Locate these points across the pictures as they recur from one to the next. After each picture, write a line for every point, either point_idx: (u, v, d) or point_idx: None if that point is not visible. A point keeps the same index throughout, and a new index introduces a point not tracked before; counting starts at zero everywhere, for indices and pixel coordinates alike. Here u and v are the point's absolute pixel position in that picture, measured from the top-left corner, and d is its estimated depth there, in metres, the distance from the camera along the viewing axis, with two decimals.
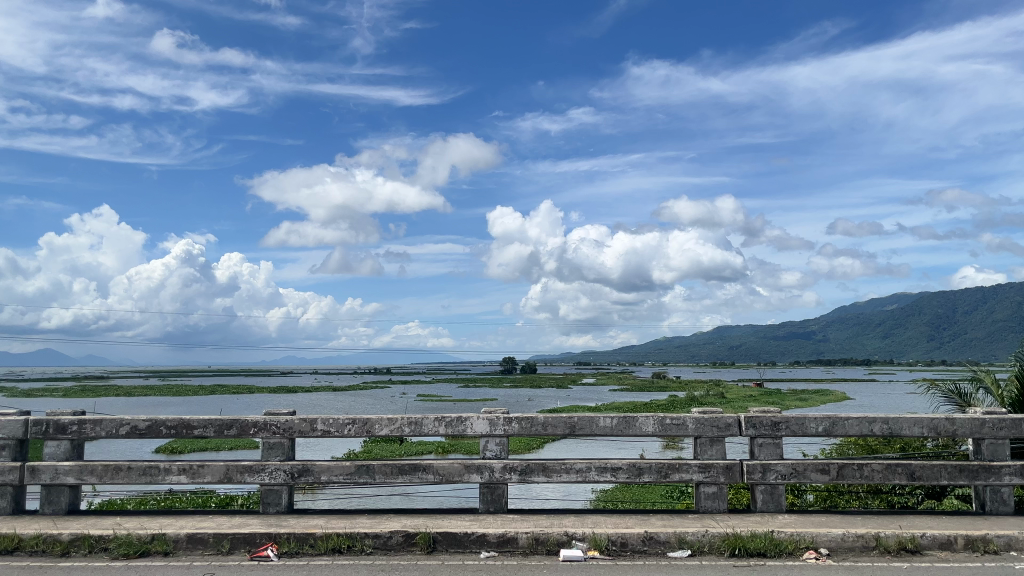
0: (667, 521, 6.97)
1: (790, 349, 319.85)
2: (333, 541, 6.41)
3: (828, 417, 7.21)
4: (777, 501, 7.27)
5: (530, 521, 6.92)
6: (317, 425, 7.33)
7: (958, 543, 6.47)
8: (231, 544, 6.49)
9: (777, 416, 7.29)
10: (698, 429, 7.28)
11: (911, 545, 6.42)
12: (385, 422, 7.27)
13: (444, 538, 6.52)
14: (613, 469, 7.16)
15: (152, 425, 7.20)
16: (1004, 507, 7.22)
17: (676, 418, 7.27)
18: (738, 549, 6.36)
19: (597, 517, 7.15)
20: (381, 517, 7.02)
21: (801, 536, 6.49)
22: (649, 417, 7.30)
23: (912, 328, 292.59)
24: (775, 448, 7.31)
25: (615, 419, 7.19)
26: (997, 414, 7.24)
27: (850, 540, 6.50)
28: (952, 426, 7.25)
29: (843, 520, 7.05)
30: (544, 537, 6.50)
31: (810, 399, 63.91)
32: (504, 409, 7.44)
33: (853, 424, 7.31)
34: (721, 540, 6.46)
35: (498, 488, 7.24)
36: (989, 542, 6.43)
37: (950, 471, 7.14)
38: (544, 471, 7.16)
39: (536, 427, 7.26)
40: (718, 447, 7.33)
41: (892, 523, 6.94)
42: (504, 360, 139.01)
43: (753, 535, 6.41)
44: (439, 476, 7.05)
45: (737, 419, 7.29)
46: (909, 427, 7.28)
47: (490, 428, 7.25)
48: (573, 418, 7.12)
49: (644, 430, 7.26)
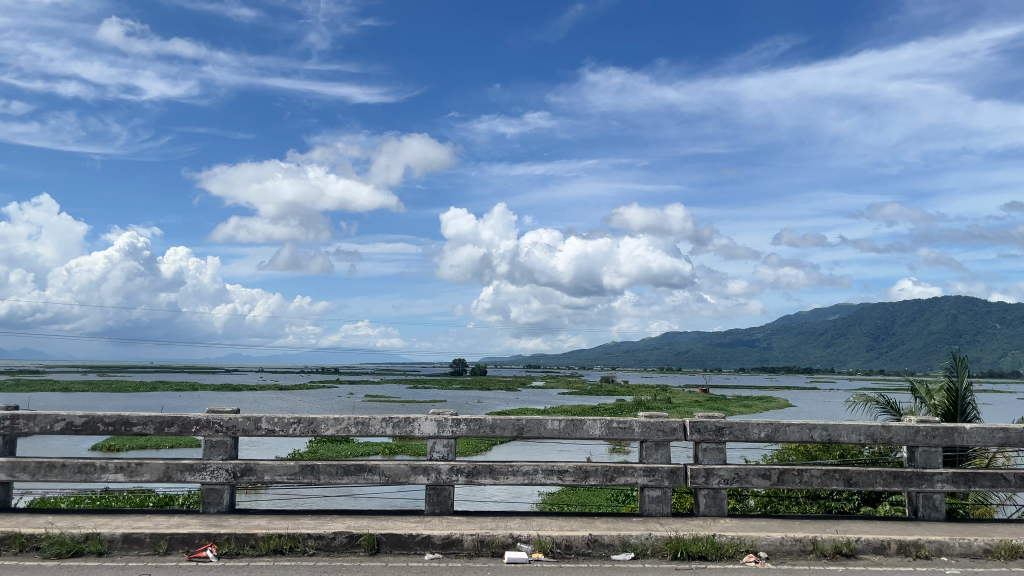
0: (611, 524, 7.04)
1: (735, 357, 324.70)
2: (275, 542, 6.32)
3: (769, 422, 7.37)
4: (719, 505, 7.40)
5: (476, 524, 6.93)
6: (263, 424, 7.21)
7: (891, 547, 6.66)
8: (168, 544, 6.34)
9: (721, 421, 7.43)
10: (644, 433, 7.37)
11: (846, 549, 6.60)
12: (331, 421, 7.19)
13: (389, 540, 6.48)
14: (560, 472, 7.20)
15: (88, 422, 6.99)
16: (936, 514, 7.46)
17: (622, 422, 7.36)
18: (680, 552, 6.46)
19: (544, 519, 7.19)
20: (325, 518, 6.95)
21: (741, 540, 6.60)
22: (596, 420, 7.35)
23: (853, 338, 299.82)
24: (718, 452, 7.44)
25: (562, 421, 7.25)
26: (930, 422, 7.49)
27: (788, 544, 6.64)
28: (888, 433, 7.45)
29: (782, 525, 7.22)
30: (489, 538, 6.51)
31: (753, 406, 65.09)
32: (452, 411, 7.45)
33: (794, 430, 7.46)
34: (664, 543, 6.55)
35: (444, 490, 7.23)
36: (920, 546, 6.65)
37: (884, 477, 7.36)
38: (491, 472, 7.15)
39: (483, 428, 7.28)
40: (663, 450, 7.43)
41: (828, 527, 7.13)
42: (455, 361, 138.23)
43: (695, 539, 6.51)
44: (385, 476, 7.03)
45: (681, 423, 7.42)
46: (848, 433, 7.46)
47: (438, 429, 7.22)
48: (521, 420, 7.16)
49: (590, 433, 7.31)
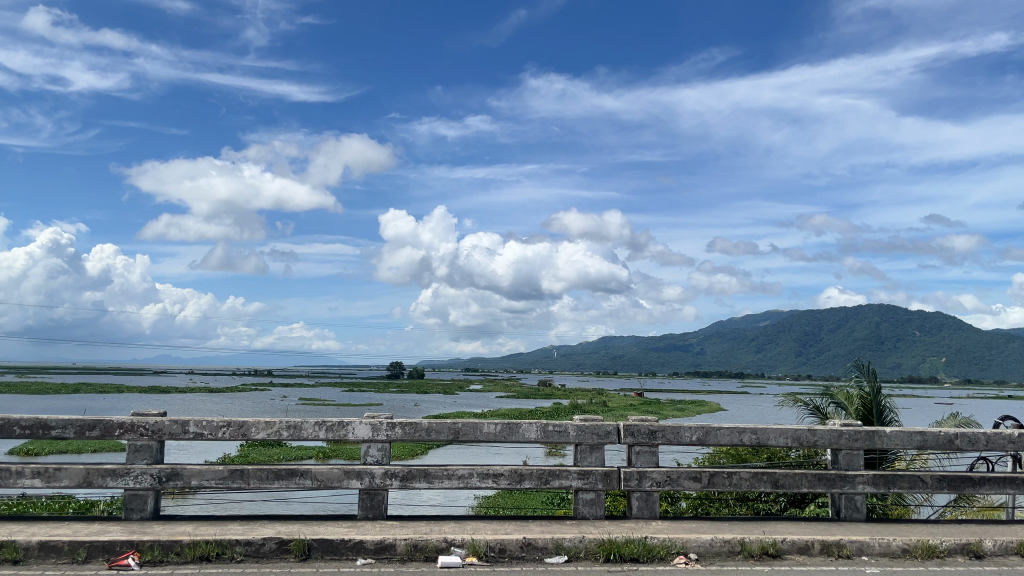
0: (545, 527, 7.08)
1: (669, 361, 330.44)
2: (201, 548, 6.16)
3: (701, 426, 7.49)
4: (651, 508, 7.51)
5: (409, 528, 6.88)
6: (190, 427, 7.02)
7: (815, 547, 6.87)
8: (87, 552, 6.12)
9: (654, 425, 7.54)
10: (579, 437, 7.42)
11: (772, 549, 6.78)
12: (262, 425, 7.02)
13: (320, 545, 6.38)
14: (496, 476, 7.21)
15: (4, 425, 6.71)
16: (857, 514, 7.72)
17: (558, 425, 7.39)
18: (613, 555, 6.54)
19: (478, 523, 7.18)
20: (254, 523, 6.81)
21: (673, 541, 6.72)
22: (532, 423, 7.38)
23: (782, 344, 308.42)
24: (650, 456, 7.54)
25: (498, 424, 7.26)
26: (853, 426, 7.73)
27: (717, 546, 6.78)
28: (814, 437, 7.68)
29: (711, 526, 7.38)
30: (423, 543, 6.46)
31: (686, 409, 66.35)
32: (387, 414, 7.37)
33: (724, 434, 7.61)
34: (597, 546, 6.62)
35: (378, 495, 7.17)
36: (842, 546, 6.88)
37: (810, 480, 7.58)
38: (427, 476, 7.11)
39: (418, 432, 7.24)
40: (597, 454, 7.50)
41: (755, 528, 7.32)
42: (392, 364, 137.24)
43: (628, 541, 6.60)
44: (317, 481, 6.93)
45: (616, 426, 7.51)
46: (775, 437, 7.66)
47: (372, 433, 7.15)
48: (457, 424, 7.14)
49: (526, 436, 7.34)
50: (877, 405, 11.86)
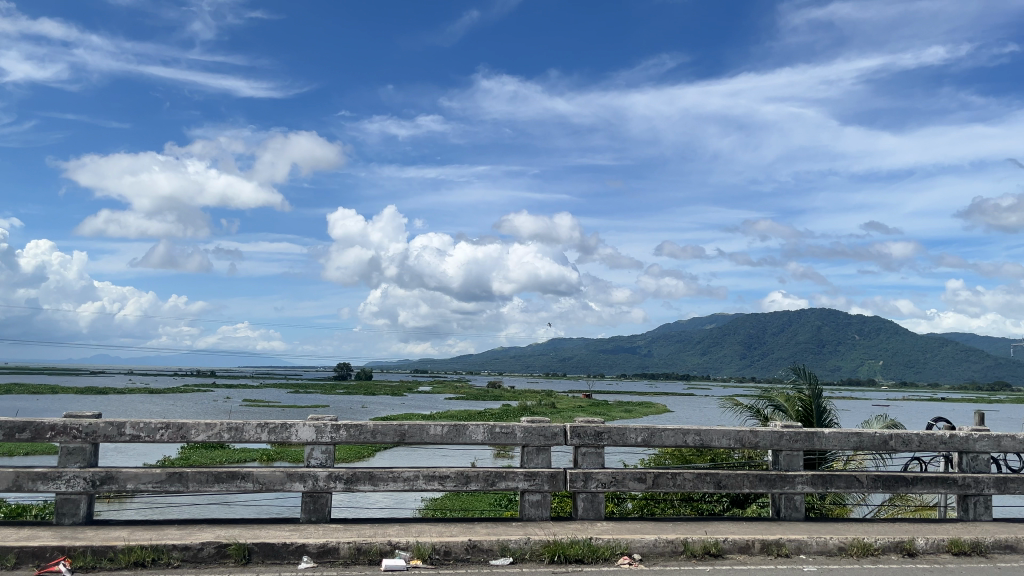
0: (490, 529, 7.08)
1: (618, 363, 333.49)
2: (136, 554, 6.00)
3: (646, 427, 7.55)
4: (596, 509, 7.56)
5: (352, 531, 6.80)
6: (125, 429, 6.81)
7: (755, 546, 7.00)
8: (16, 558, 5.91)
9: (600, 426, 7.59)
10: (526, 438, 7.43)
11: (714, 549, 6.88)
12: (202, 427, 6.87)
13: (260, 549, 6.27)
14: (441, 478, 7.16)
15: None
16: (796, 514, 7.88)
17: (505, 426, 7.39)
18: (558, 556, 6.56)
19: (423, 525, 7.14)
20: (192, 528, 6.65)
21: (618, 542, 6.77)
22: (479, 424, 7.36)
23: (728, 346, 313.99)
24: (597, 457, 7.59)
25: (445, 427, 7.22)
26: (793, 427, 7.89)
27: (660, 546, 6.85)
28: (755, 438, 7.82)
29: (655, 526, 7.45)
30: (366, 546, 6.39)
31: (634, 411, 66.87)
32: (332, 416, 7.29)
33: (669, 436, 7.70)
34: (542, 547, 6.64)
35: (321, 497, 7.07)
36: (781, 545, 7.02)
37: (751, 480, 7.72)
38: (371, 479, 7.04)
39: (363, 434, 7.16)
40: (544, 455, 7.53)
41: (698, 528, 7.43)
42: (339, 365, 135.69)
43: (572, 542, 6.63)
44: (259, 484, 6.80)
45: (563, 428, 7.54)
46: (718, 438, 7.78)
47: (316, 435, 7.05)
48: (404, 426, 7.09)
49: (473, 438, 7.31)
50: (817, 406, 12.16)
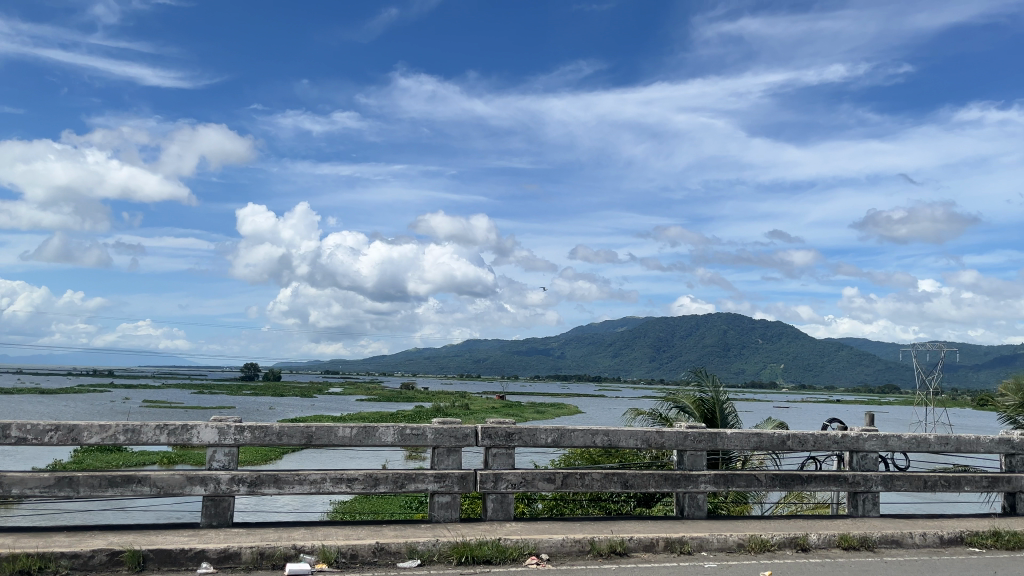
0: (399, 531, 7.02)
1: (531, 364, 335.94)
2: (22, 563, 5.68)
3: (556, 428, 7.63)
4: (505, 509, 7.60)
5: (255, 536, 6.63)
6: (13, 432, 6.46)
7: (659, 544, 7.17)
8: None
9: (511, 427, 7.63)
10: (437, 439, 7.40)
11: (620, 548, 7.01)
12: (95, 429, 6.57)
13: (156, 556, 6.04)
14: (350, 480, 7.05)
15: None
16: (698, 512, 8.12)
17: (415, 428, 7.35)
18: (465, 557, 6.56)
19: (330, 529, 7.02)
20: (83, 534, 6.35)
21: (525, 543, 6.82)
22: (389, 426, 7.27)
23: (638, 348, 320.76)
24: (507, 458, 7.63)
25: (354, 428, 7.10)
26: (697, 428, 8.12)
27: (568, 545, 6.93)
28: (661, 438, 8.02)
29: (563, 526, 7.54)
30: (270, 551, 6.25)
31: (546, 412, 67.56)
32: (236, 418, 7.09)
33: (577, 436, 7.81)
34: (449, 548, 6.62)
35: (223, 501, 6.87)
36: (684, 543, 7.21)
37: (657, 479, 7.91)
38: (277, 482, 6.89)
39: (269, 436, 6.98)
40: (454, 457, 7.51)
41: (605, 528, 7.55)
42: (246, 365, 132.00)
43: (481, 543, 6.64)
44: (157, 488, 6.54)
45: (474, 429, 7.54)
46: (626, 439, 7.92)
47: (219, 437, 6.85)
48: (310, 427, 6.94)
49: (383, 440, 7.21)
50: (719, 406, 12.57)
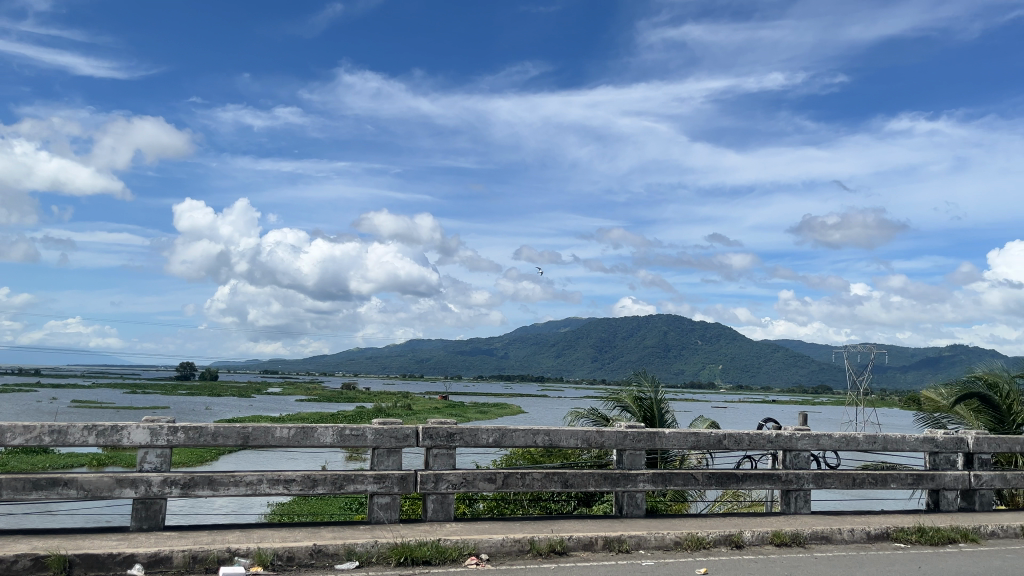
0: (337, 533, 6.93)
1: (474, 364, 335.46)
2: None
3: (497, 428, 7.64)
4: (445, 510, 7.57)
5: (188, 539, 6.47)
6: None
7: (598, 543, 7.24)
8: None
9: (452, 427, 7.61)
10: (376, 440, 7.34)
11: (559, 547, 7.06)
12: (18, 431, 6.33)
13: (83, 561, 5.85)
14: (287, 482, 6.95)
15: None
16: (637, 511, 8.23)
17: (355, 428, 7.25)
18: (405, 558, 6.52)
19: (266, 531, 6.90)
20: (6, 539, 6.12)
21: (465, 543, 6.82)
22: (328, 427, 7.17)
23: (581, 348, 323.38)
24: (448, 458, 7.61)
25: (291, 429, 6.98)
26: (637, 427, 8.23)
27: (507, 545, 6.95)
28: (602, 438, 8.10)
29: (503, 526, 7.56)
30: (203, 554, 6.10)
31: (488, 412, 67.58)
32: (169, 419, 6.92)
33: (519, 436, 7.83)
34: (389, 549, 6.57)
35: (155, 504, 6.69)
36: (622, 541, 7.29)
37: (596, 479, 7.99)
38: (211, 484, 6.74)
39: (204, 437, 6.82)
40: (394, 457, 7.46)
41: (544, 528, 7.59)
42: (181, 365, 128.70)
43: (421, 544, 6.61)
44: (83, 491, 6.34)
45: (415, 429, 7.50)
46: (567, 438, 7.97)
47: (150, 438, 6.67)
48: (247, 427, 6.81)
49: (321, 440, 7.10)
50: (658, 407, 12.75)
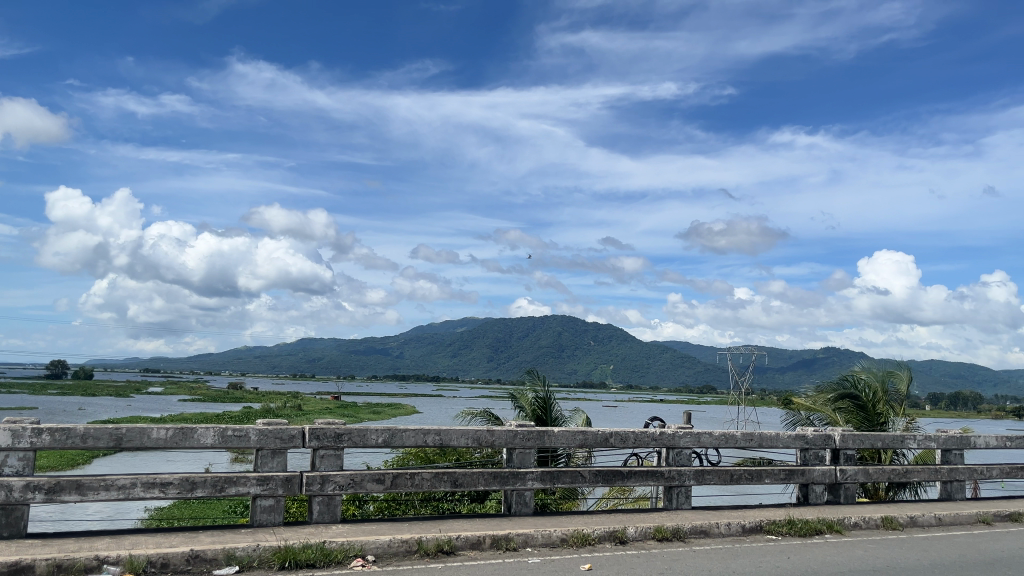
0: (216, 538, 6.69)
1: (368, 364, 330.55)
2: None
3: (386, 428, 7.56)
4: (332, 511, 7.43)
5: (52, 546, 6.11)
6: None
7: (485, 542, 7.28)
8: None
9: (340, 428, 7.48)
10: (260, 442, 7.14)
11: (447, 547, 7.05)
12: None
13: None
14: (163, 485, 6.66)
15: None
16: (525, 509, 8.31)
17: (238, 429, 7.01)
18: (287, 562, 6.36)
19: (138, 537, 6.59)
20: None
21: (351, 545, 6.71)
22: (209, 428, 6.90)
23: (477, 348, 324.33)
24: (335, 459, 7.48)
25: (169, 430, 6.69)
26: (527, 427, 8.32)
27: (394, 546, 6.89)
28: (491, 438, 8.14)
29: (390, 528, 7.47)
30: (69, 562, 5.78)
31: (381, 412, 66.77)
32: (33, 420, 6.51)
33: (409, 436, 7.75)
34: (271, 553, 6.40)
35: (16, 511, 6.28)
36: (510, 540, 7.36)
37: (485, 478, 8.04)
38: (79, 488, 6.37)
39: (72, 439, 6.45)
40: (279, 459, 7.28)
41: (432, 528, 7.55)
42: (52, 363, 120.93)
43: (304, 547, 6.46)
44: None
45: (301, 430, 7.32)
46: (457, 438, 7.97)
47: (12, 441, 6.26)
48: (120, 428, 6.48)
49: (201, 442, 6.82)
50: (551, 407, 12.93)
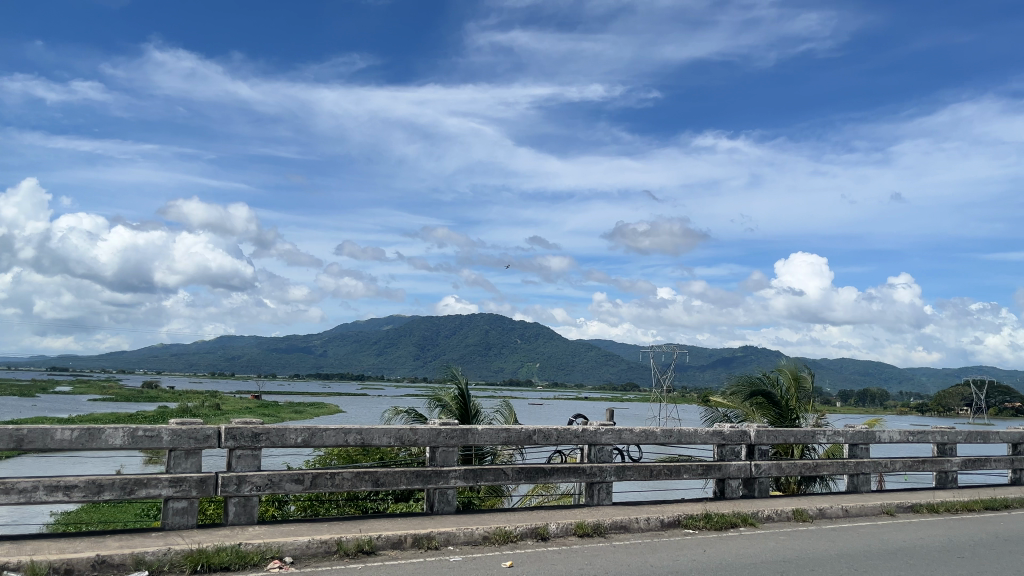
0: (124, 542, 6.44)
1: (291, 363, 323.53)
2: None
3: (306, 428, 7.40)
4: (248, 513, 7.24)
5: None
6: None
7: (406, 541, 7.22)
8: None
9: (257, 427, 7.30)
10: (173, 442, 6.90)
11: (367, 547, 6.96)
12: None
13: None
14: (68, 488, 6.37)
15: None
16: (447, 507, 8.28)
17: (149, 429, 6.76)
18: (199, 565, 6.14)
19: (42, 541, 6.30)
20: None
21: (267, 547, 6.56)
22: (118, 428, 6.63)
23: (403, 346, 321.38)
24: (252, 459, 7.30)
25: (75, 431, 6.39)
26: (450, 425, 8.28)
27: (313, 547, 6.77)
28: (414, 436, 8.07)
29: (309, 528, 7.34)
30: None
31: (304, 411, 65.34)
32: None
33: (330, 435, 7.58)
34: (182, 557, 6.17)
35: None
36: (431, 538, 7.32)
37: (408, 477, 7.96)
38: None
39: None
40: (193, 459, 7.04)
41: (352, 528, 7.45)
42: None
43: (218, 550, 6.27)
44: None
45: (216, 429, 7.10)
46: (378, 437, 7.86)
47: None
48: (21, 429, 6.18)
49: (109, 442, 6.55)
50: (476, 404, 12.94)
